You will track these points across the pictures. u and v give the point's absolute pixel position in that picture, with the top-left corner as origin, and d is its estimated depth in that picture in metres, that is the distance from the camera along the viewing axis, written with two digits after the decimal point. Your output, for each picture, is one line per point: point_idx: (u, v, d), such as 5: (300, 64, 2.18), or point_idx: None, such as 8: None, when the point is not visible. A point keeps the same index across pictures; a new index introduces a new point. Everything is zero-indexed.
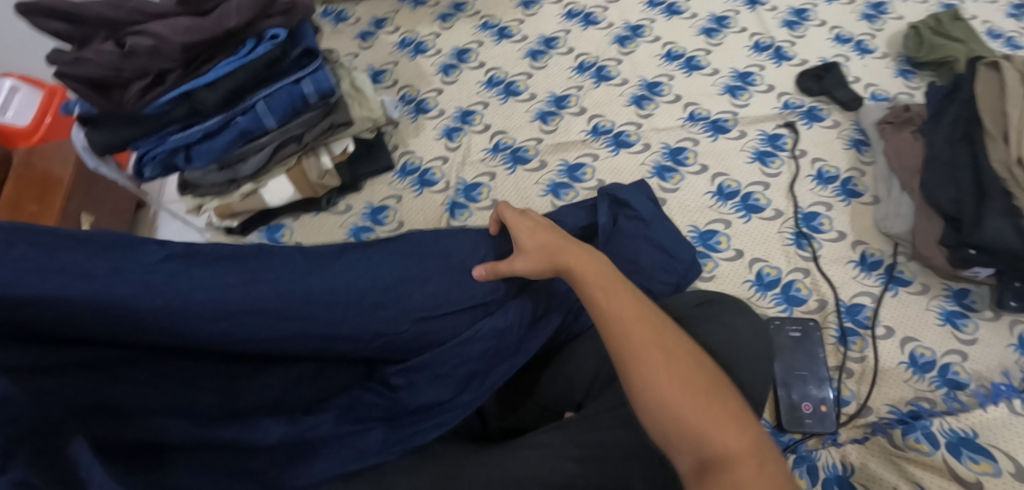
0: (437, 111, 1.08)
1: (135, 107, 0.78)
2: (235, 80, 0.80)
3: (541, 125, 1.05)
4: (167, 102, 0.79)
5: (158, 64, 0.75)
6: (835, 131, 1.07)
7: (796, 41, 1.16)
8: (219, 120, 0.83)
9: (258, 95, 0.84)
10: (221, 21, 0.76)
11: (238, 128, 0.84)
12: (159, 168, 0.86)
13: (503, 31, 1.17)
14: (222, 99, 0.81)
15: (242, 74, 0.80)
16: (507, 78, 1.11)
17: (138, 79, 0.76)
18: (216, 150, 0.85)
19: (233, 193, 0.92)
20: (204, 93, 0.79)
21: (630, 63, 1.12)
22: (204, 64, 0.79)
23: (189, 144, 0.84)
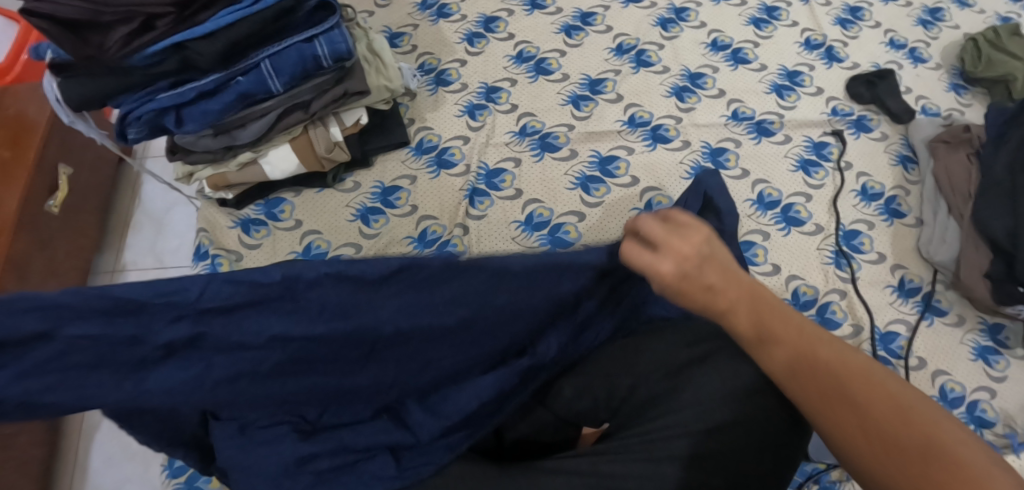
0: (459, 84, 0.98)
1: (118, 56, 0.66)
2: (239, 31, 0.69)
3: (574, 110, 0.96)
4: (157, 52, 0.68)
5: (149, 7, 0.64)
6: (882, 143, 1.01)
7: (847, 42, 1.10)
8: (217, 78, 0.72)
9: (264, 51, 0.73)
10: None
11: (239, 89, 0.73)
12: (145, 130, 0.74)
13: (536, 1, 1.06)
14: (221, 54, 0.70)
15: (245, 24, 0.69)
16: (538, 54, 1.01)
17: (121, 24, 0.65)
18: (212, 112, 0.74)
19: (230, 162, 0.82)
20: (201, 44, 0.68)
21: (672, 50, 1.04)
22: (203, 10, 0.68)
23: (181, 104, 0.73)
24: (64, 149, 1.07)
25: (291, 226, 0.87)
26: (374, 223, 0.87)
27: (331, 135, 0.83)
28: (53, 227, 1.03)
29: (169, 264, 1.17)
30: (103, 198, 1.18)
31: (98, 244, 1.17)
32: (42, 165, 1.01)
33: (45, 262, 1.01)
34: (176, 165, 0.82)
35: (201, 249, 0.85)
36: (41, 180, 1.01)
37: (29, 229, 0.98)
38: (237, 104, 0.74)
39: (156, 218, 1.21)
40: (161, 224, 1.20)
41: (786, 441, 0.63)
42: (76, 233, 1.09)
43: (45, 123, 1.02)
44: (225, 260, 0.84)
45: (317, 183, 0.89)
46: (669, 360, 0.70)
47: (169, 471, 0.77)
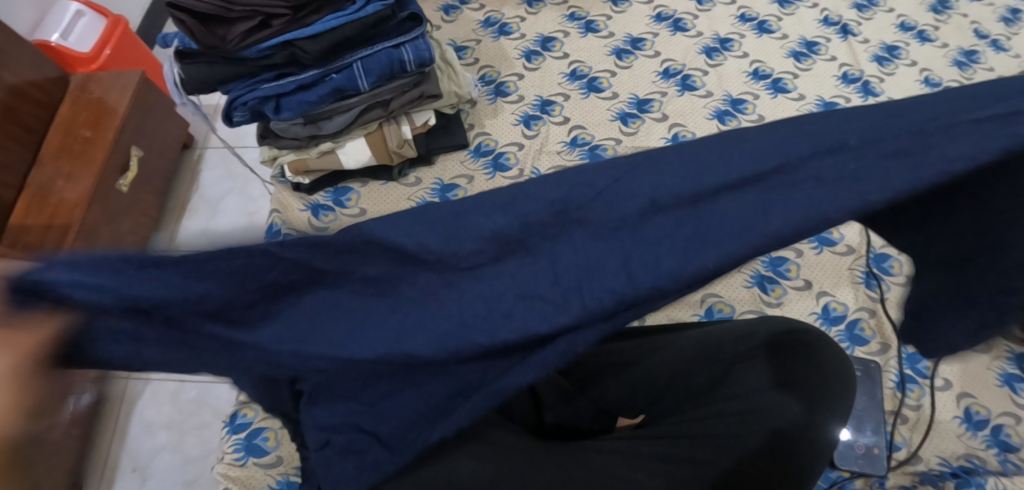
0: (516, 96, 1.05)
1: (237, 47, 0.74)
2: (341, 33, 0.75)
3: (621, 126, 1.03)
4: (269, 47, 0.75)
5: (268, 7, 0.72)
6: None
7: (884, 78, 1.15)
8: (315, 73, 0.80)
9: (356, 53, 0.80)
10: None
11: (333, 84, 0.80)
12: (248, 114, 0.82)
13: (590, 25, 1.13)
14: (323, 52, 0.76)
15: (346, 28, 0.76)
16: (590, 74, 1.08)
17: (245, 19, 0.73)
18: (307, 102, 0.81)
19: (312, 150, 0.90)
20: (307, 43, 0.75)
21: (715, 76, 1.11)
22: (312, 13, 0.75)
23: (281, 94, 0.80)
24: (139, 131, 1.16)
25: (356, 213, 0.94)
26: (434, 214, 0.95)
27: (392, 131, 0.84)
28: (120, 204, 1.12)
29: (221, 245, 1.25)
30: (166, 181, 1.28)
31: (157, 224, 1.25)
32: (119, 145, 1.11)
33: (109, 235, 1.09)
34: (263, 149, 0.91)
35: (272, 228, 0.93)
36: (116, 160, 1.10)
37: (101, 205, 1.06)
38: (329, 97, 0.81)
39: (211, 203, 1.30)
40: (215, 207, 1.30)
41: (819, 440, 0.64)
42: (138, 211, 1.18)
43: (123, 108, 1.12)
44: None
45: (384, 176, 0.96)
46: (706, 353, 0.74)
47: (230, 427, 0.83)
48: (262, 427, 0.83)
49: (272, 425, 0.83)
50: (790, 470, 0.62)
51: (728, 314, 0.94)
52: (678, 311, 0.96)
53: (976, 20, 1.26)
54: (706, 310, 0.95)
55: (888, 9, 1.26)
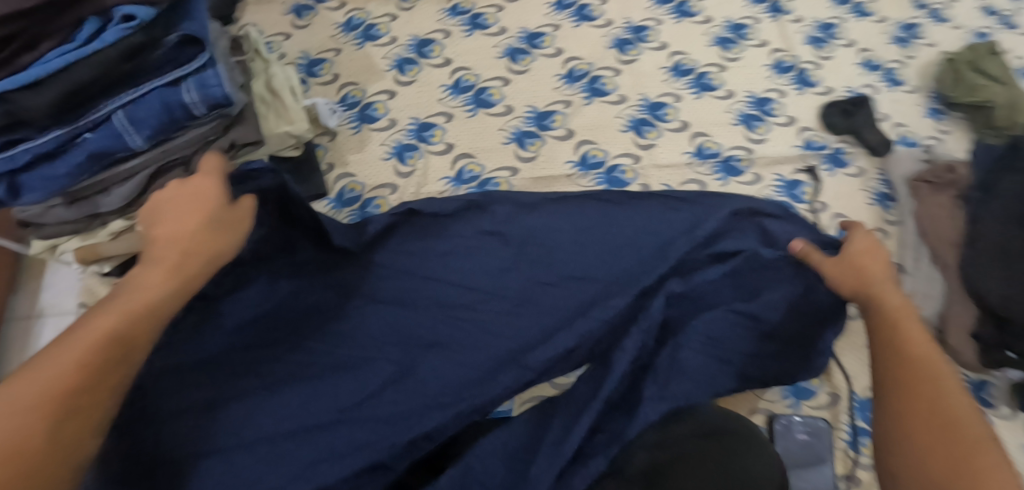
0: (387, 120, 0.85)
1: None
2: (72, 78, 0.53)
3: (518, 149, 0.85)
4: None
5: None
6: (860, 179, 0.91)
7: (821, 63, 1.00)
8: (59, 134, 0.56)
9: (116, 100, 0.57)
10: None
11: (88, 148, 0.57)
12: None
13: (477, 20, 0.93)
14: (54, 107, 0.53)
15: (81, 69, 0.53)
16: (478, 84, 0.88)
17: None
18: (57, 177, 0.58)
19: (98, 231, 0.68)
20: (23, 96, 0.52)
21: (629, 75, 0.93)
22: (25, 51, 0.53)
23: (16, 168, 0.57)
24: None
25: None
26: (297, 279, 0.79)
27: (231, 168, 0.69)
28: None
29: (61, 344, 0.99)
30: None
31: None
32: None
33: None
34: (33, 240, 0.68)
35: None
36: None
37: None
38: (89, 166, 0.59)
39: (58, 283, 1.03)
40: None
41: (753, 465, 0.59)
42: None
43: None
44: None
45: None
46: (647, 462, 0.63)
47: None
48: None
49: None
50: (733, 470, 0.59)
51: None
52: None
53: None
54: None
55: None
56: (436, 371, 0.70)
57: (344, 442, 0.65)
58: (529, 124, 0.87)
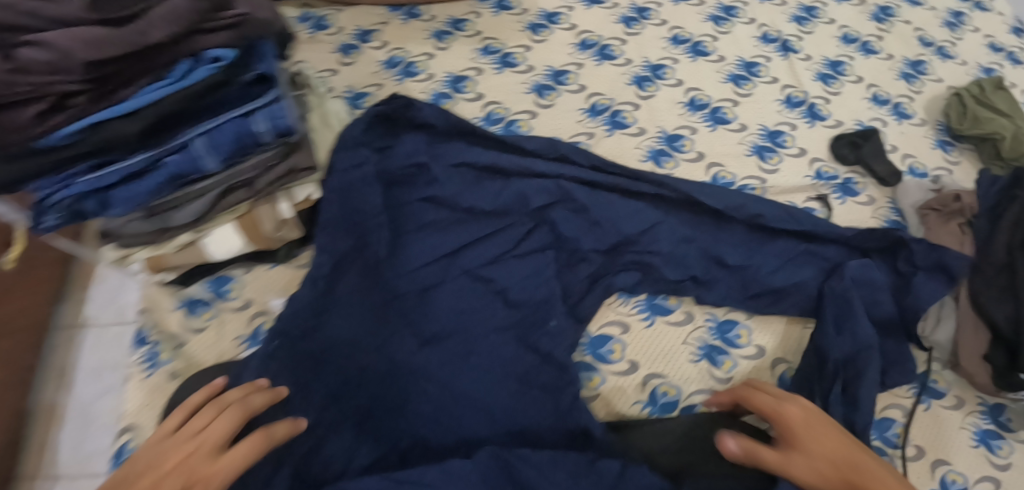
0: (425, 75, 0.98)
1: (25, 139, 0.58)
2: (160, 111, 0.61)
3: (537, 99, 0.97)
4: (74, 133, 0.60)
5: (58, 84, 0.56)
6: (869, 207, 0.95)
7: (830, 98, 1.06)
8: (146, 156, 0.64)
9: (196, 128, 0.64)
10: (145, 34, 0.57)
11: (169, 170, 0.65)
12: (64, 216, 0.65)
13: (507, 59, 1.01)
14: (143, 132, 0.62)
15: (171, 101, 0.61)
16: (508, 116, 0.95)
17: (33, 99, 0.56)
18: (138, 196, 0.66)
19: (167, 243, 0.75)
20: (121, 124, 0.60)
21: (649, 109, 0.99)
22: (126, 85, 0.60)
23: (107, 187, 0.65)
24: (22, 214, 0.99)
25: (239, 306, 0.83)
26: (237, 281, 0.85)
27: (314, 198, 0.80)
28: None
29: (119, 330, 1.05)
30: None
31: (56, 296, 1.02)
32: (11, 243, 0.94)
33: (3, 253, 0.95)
34: (107, 250, 0.75)
35: (141, 334, 0.81)
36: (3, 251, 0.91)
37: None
38: (167, 184, 0.67)
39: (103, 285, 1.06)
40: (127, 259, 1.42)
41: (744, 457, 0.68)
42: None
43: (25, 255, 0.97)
44: (164, 346, 0.80)
45: (268, 260, 0.85)
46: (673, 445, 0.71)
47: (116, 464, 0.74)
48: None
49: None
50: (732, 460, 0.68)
51: (675, 399, 0.78)
52: (617, 400, 0.78)
53: (919, 27, 1.21)
54: (650, 395, 0.78)
55: (829, 20, 1.18)
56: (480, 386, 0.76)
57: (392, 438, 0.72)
58: (575, 134, 0.95)
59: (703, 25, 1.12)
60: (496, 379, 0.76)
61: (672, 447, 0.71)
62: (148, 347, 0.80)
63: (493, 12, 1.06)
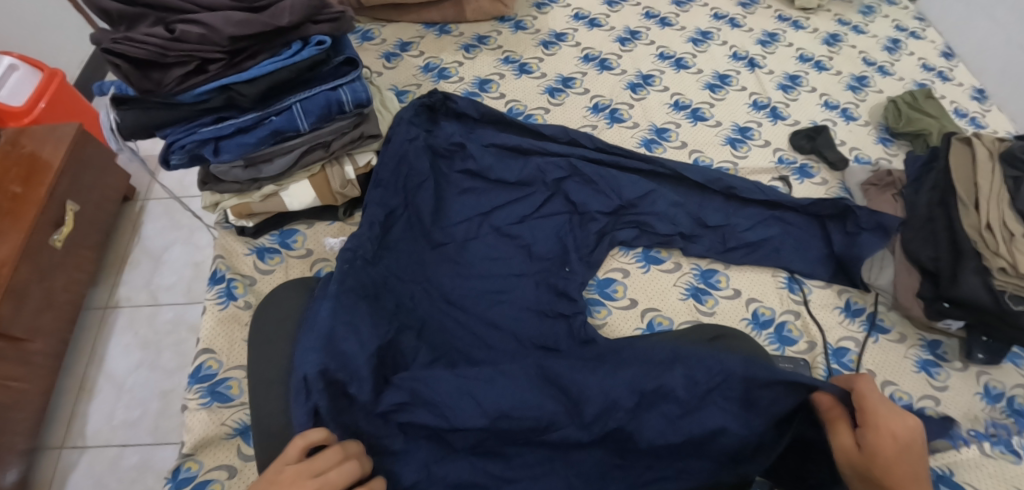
0: (456, 78, 1.19)
1: (172, 92, 0.78)
2: (274, 79, 0.80)
3: (549, 99, 1.18)
4: (206, 91, 0.79)
5: (205, 52, 0.76)
6: (823, 186, 1.16)
7: (789, 103, 1.28)
8: (255, 116, 0.83)
9: (295, 97, 0.84)
10: (274, 18, 0.77)
11: (272, 126, 0.83)
12: (186, 158, 0.83)
13: (523, 67, 1.22)
14: (259, 96, 0.80)
15: (283, 72, 0.80)
16: (526, 111, 1.16)
17: (185, 63, 0.76)
18: (246, 145, 0.83)
19: (254, 193, 0.93)
20: (244, 86, 0.79)
21: (641, 108, 1.21)
22: (251, 58, 0.79)
23: (220, 137, 0.83)
24: (73, 189, 1.35)
25: (303, 254, 1.00)
26: (294, 242, 1.01)
27: (371, 164, 0.99)
28: (54, 258, 1.30)
29: (162, 301, 1.48)
30: (103, 235, 1.48)
31: (94, 280, 1.46)
32: (51, 202, 1.29)
33: (83, 230, 1.39)
34: (205, 195, 0.93)
35: (216, 273, 0.97)
36: (52, 216, 1.28)
37: (84, 216, 1.40)
38: (269, 139, 0.84)
39: (154, 256, 1.54)
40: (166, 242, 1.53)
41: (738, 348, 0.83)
42: (73, 266, 1.36)
43: (90, 236, 1.42)
44: (240, 283, 0.96)
45: (329, 216, 1.03)
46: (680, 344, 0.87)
47: (195, 378, 0.89)
48: (208, 480, 0.82)
49: (236, 375, 0.89)
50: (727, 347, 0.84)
51: (668, 327, 0.96)
52: (621, 328, 0.96)
53: (864, 51, 1.45)
54: (647, 323, 0.96)
55: (789, 43, 1.42)
56: (511, 315, 0.93)
57: (441, 351, 0.89)
58: (582, 126, 1.16)
59: (685, 45, 1.35)
60: (523, 310, 0.94)
61: (675, 337, 0.88)
62: (224, 285, 0.96)
63: (512, 31, 1.28)
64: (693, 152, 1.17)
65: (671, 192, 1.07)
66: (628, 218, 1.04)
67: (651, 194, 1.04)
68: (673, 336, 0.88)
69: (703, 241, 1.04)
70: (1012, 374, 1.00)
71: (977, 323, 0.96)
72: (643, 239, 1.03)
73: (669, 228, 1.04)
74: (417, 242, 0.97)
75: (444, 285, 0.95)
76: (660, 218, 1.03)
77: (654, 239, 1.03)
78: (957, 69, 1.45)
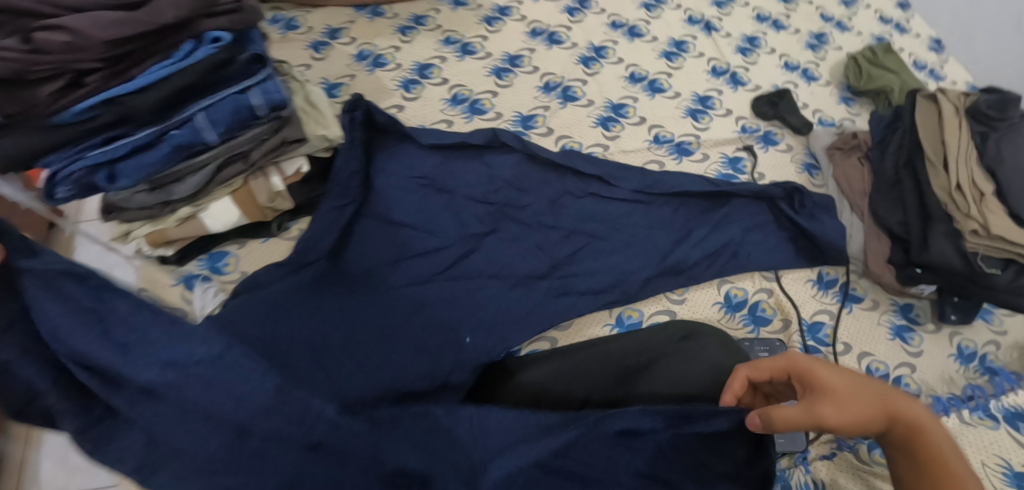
0: (394, 65, 1.10)
1: (48, 112, 0.70)
2: (167, 85, 0.74)
3: (496, 80, 1.10)
4: (90, 107, 0.72)
5: (79, 62, 0.69)
6: (788, 153, 1.11)
7: (748, 67, 1.22)
8: (152, 131, 0.76)
9: (196, 105, 0.77)
10: (154, 16, 0.70)
11: (174, 141, 0.77)
12: (76, 187, 0.76)
13: (467, 48, 1.13)
14: (152, 105, 0.74)
15: (177, 77, 0.74)
16: (472, 96, 1.08)
17: (59, 78, 0.69)
18: (147, 165, 0.77)
19: (168, 217, 0.85)
20: (133, 97, 0.73)
21: (595, 84, 1.13)
22: (138, 66, 0.73)
23: (114, 160, 0.76)
24: None
25: (237, 277, 0.92)
26: (225, 267, 0.93)
27: (303, 171, 0.92)
28: None
29: None
30: None
31: None
32: None
33: None
34: (113, 225, 0.86)
35: None
36: None
37: None
38: (172, 155, 0.78)
39: None
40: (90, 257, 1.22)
41: (704, 352, 0.79)
42: None
43: None
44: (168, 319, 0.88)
45: (261, 234, 0.95)
46: (634, 354, 0.81)
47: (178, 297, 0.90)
48: None
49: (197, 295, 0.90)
50: (692, 350, 0.80)
51: (637, 320, 0.92)
52: (588, 327, 0.91)
53: (820, 6, 1.39)
54: (616, 318, 0.91)
55: (744, 3, 1.36)
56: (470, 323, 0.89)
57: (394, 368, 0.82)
58: (533, 108, 1.08)
59: (637, 12, 1.27)
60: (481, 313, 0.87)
61: (632, 347, 0.82)
62: None
63: (451, 9, 1.19)
64: (653, 127, 1.10)
65: (630, 173, 1.01)
66: (587, 210, 0.98)
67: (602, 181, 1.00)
68: (639, 346, 0.81)
69: (667, 224, 0.99)
70: (983, 331, 0.98)
71: (949, 288, 0.92)
72: (602, 224, 0.97)
73: (631, 214, 0.99)
74: (378, 257, 0.92)
75: (405, 295, 0.90)
76: (614, 208, 0.99)
77: (616, 228, 0.97)
78: (914, 20, 1.40)
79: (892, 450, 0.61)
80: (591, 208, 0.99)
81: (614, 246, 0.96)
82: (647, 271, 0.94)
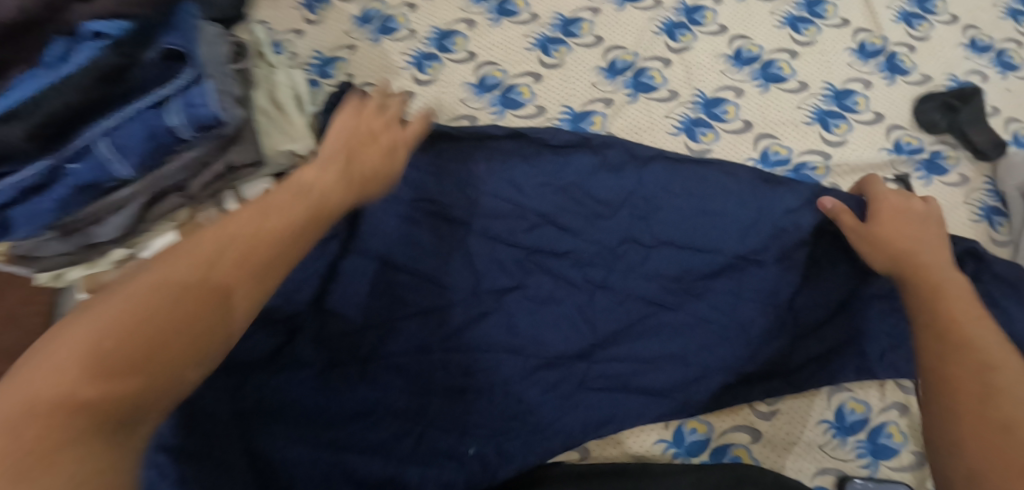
0: (405, 30, 0.80)
1: None
2: (45, 108, 0.51)
3: (541, 57, 0.79)
4: None
5: None
6: (961, 188, 0.76)
7: (914, 45, 0.84)
8: (42, 167, 0.54)
9: (98, 127, 0.54)
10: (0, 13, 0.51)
11: (73, 180, 0.55)
12: None
13: (505, 6, 0.82)
14: (31, 138, 0.51)
15: (56, 95, 0.52)
16: (507, 80, 0.78)
17: None
18: (43, 213, 0.56)
19: (103, 260, 0.66)
20: None
21: (682, 66, 0.80)
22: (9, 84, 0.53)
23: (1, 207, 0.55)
24: None
25: None
26: None
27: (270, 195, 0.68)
28: None
29: None
30: None
31: None
32: None
33: None
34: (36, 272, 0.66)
35: None
36: None
37: None
38: (73, 197, 0.56)
39: None
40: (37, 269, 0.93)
41: None
42: None
43: None
44: None
45: None
46: None
47: None
48: None
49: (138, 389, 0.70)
50: None
51: (705, 437, 0.67)
52: (633, 439, 0.67)
53: None
54: (675, 433, 0.67)
55: None
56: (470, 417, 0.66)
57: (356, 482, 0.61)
58: (590, 101, 0.77)
59: None
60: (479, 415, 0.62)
61: None
62: None
63: None
64: (760, 136, 0.77)
65: (718, 210, 0.70)
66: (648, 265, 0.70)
67: (674, 220, 0.70)
68: None
69: (764, 293, 0.68)
70: None
71: None
72: (669, 290, 0.70)
73: (713, 276, 0.69)
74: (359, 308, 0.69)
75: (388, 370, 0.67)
76: (688, 264, 0.69)
77: (689, 294, 0.69)
78: None
79: (930, 339, 0.50)
80: (655, 262, 0.70)
81: (682, 323, 0.69)
82: (722, 367, 0.67)
